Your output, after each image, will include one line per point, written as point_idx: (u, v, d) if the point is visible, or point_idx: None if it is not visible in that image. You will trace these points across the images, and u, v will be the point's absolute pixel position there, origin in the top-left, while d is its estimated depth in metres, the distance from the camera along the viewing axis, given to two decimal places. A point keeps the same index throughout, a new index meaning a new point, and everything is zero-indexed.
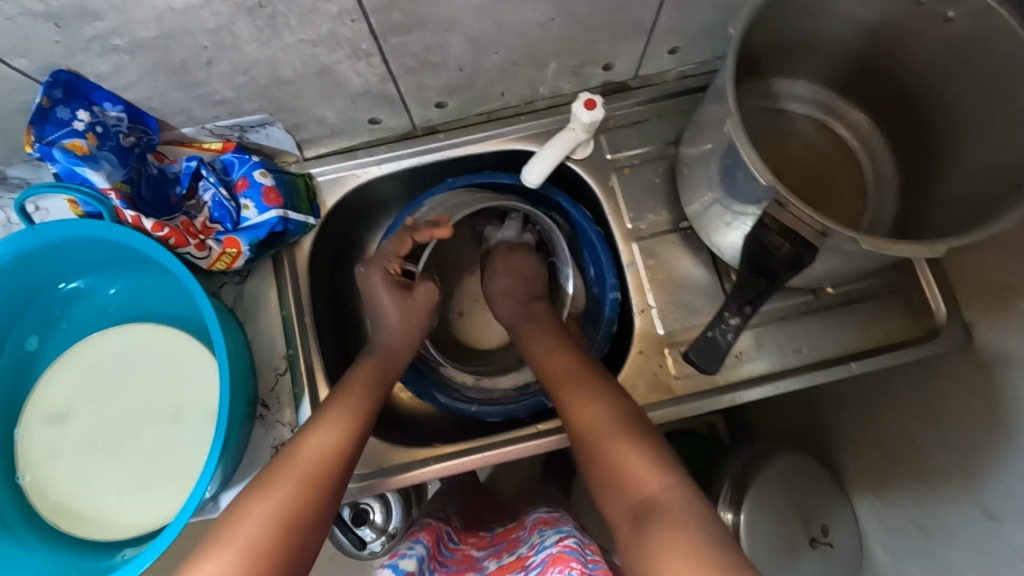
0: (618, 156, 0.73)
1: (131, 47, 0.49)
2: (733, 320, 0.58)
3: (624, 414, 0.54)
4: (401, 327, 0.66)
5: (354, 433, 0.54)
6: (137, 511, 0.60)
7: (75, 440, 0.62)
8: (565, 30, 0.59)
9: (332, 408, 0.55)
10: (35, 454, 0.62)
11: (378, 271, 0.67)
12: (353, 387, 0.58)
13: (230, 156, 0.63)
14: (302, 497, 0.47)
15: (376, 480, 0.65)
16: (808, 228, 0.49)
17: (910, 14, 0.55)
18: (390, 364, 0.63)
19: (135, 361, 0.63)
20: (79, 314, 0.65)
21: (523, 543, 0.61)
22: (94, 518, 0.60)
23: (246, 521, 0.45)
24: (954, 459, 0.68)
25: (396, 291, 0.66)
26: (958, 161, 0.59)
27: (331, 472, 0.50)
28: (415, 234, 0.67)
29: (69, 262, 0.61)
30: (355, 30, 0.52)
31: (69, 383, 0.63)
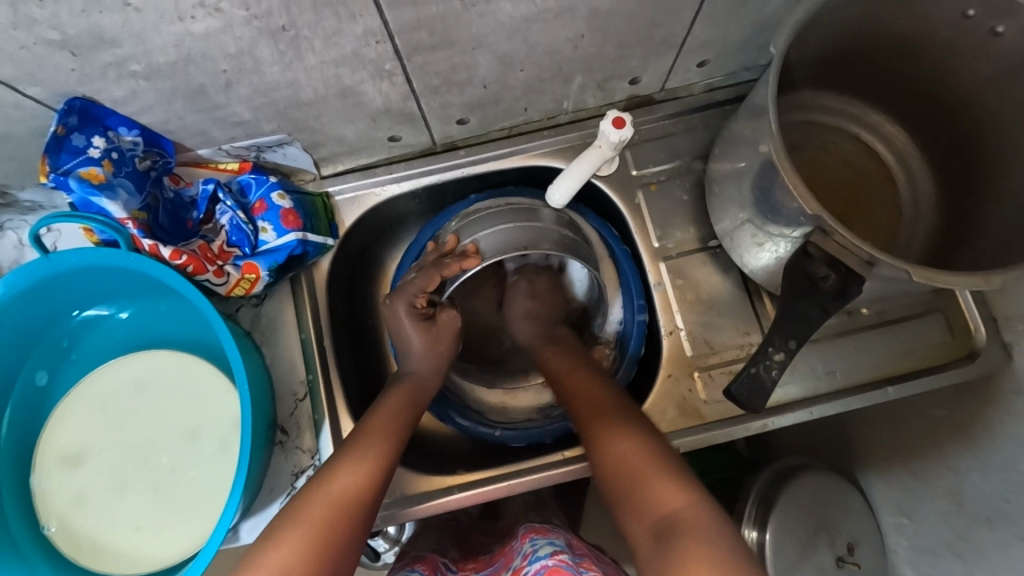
0: (643, 171, 0.71)
1: (148, 72, 0.47)
2: (778, 355, 0.51)
3: (654, 445, 0.52)
4: (427, 354, 0.65)
5: (387, 458, 0.52)
6: (159, 543, 0.58)
7: (90, 477, 0.60)
8: (595, 46, 0.58)
9: (365, 431, 0.54)
10: (50, 495, 0.60)
11: (404, 304, 0.65)
12: (387, 412, 0.57)
13: (248, 178, 0.61)
14: (331, 526, 0.46)
15: (397, 510, 0.63)
16: (855, 257, 0.48)
17: (955, 27, 0.54)
18: (423, 393, 0.62)
19: (147, 390, 0.61)
20: (89, 346, 0.64)
21: (516, 555, 0.59)
22: (116, 555, 0.58)
23: (280, 547, 0.44)
24: (992, 485, 0.66)
25: (422, 321, 0.65)
26: (1005, 180, 0.58)
27: (364, 498, 0.49)
28: (444, 270, 0.64)
29: (78, 291, 0.60)
30: (379, 50, 0.50)
31: (80, 419, 0.62)
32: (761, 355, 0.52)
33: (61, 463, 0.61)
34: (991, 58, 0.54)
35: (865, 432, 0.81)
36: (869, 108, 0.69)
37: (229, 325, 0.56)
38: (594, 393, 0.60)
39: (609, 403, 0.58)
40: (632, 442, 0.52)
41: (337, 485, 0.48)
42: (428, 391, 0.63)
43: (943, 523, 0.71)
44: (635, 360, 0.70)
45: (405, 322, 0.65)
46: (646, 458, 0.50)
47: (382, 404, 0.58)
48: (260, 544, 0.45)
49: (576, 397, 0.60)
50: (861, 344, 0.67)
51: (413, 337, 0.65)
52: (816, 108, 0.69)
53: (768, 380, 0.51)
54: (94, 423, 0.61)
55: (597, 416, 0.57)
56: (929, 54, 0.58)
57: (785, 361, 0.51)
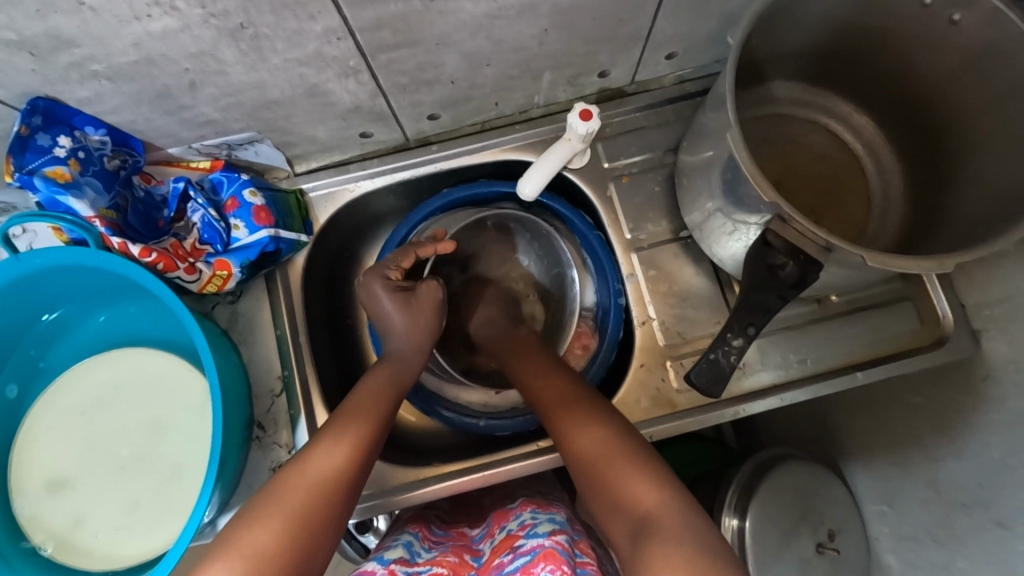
0: (616, 164, 0.71)
1: (111, 73, 0.47)
2: (736, 341, 0.52)
3: (622, 438, 0.51)
4: (409, 329, 0.62)
5: (371, 442, 0.51)
6: (145, 540, 0.59)
7: (66, 484, 0.61)
8: (560, 40, 0.58)
9: (349, 414, 0.53)
10: (32, 511, 0.60)
11: (379, 280, 0.63)
12: (368, 393, 0.56)
13: (219, 175, 0.62)
14: (310, 507, 0.45)
15: (380, 502, 0.64)
16: (812, 243, 0.48)
17: (915, 16, 0.54)
18: (404, 372, 0.60)
19: (118, 392, 0.62)
20: (60, 354, 0.64)
21: (511, 520, 0.60)
22: (104, 556, 0.59)
23: (259, 525, 0.43)
24: (967, 470, 0.66)
25: (398, 294, 0.63)
26: (972, 167, 0.58)
27: (348, 478, 0.48)
28: (419, 249, 0.67)
29: (47, 297, 0.61)
30: (342, 49, 0.50)
31: (54, 428, 0.62)
32: (719, 341, 0.53)
33: (35, 472, 0.61)
34: (951, 47, 0.55)
35: (846, 420, 0.82)
36: (837, 98, 0.69)
37: (200, 320, 0.57)
38: (564, 390, 0.58)
39: (580, 398, 0.57)
40: (600, 438, 0.51)
41: (316, 465, 0.47)
42: (412, 371, 0.61)
43: (922, 509, 0.71)
44: (614, 342, 0.70)
45: (381, 297, 0.62)
46: (615, 454, 0.49)
47: (364, 384, 0.57)
48: (235, 523, 0.44)
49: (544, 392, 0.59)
50: (833, 331, 0.68)
51: (390, 312, 0.62)
52: (786, 99, 0.70)
53: (726, 365, 0.52)
54: (66, 429, 0.62)
55: (564, 410, 0.56)
56: (892, 43, 0.58)
57: (743, 346, 0.52)
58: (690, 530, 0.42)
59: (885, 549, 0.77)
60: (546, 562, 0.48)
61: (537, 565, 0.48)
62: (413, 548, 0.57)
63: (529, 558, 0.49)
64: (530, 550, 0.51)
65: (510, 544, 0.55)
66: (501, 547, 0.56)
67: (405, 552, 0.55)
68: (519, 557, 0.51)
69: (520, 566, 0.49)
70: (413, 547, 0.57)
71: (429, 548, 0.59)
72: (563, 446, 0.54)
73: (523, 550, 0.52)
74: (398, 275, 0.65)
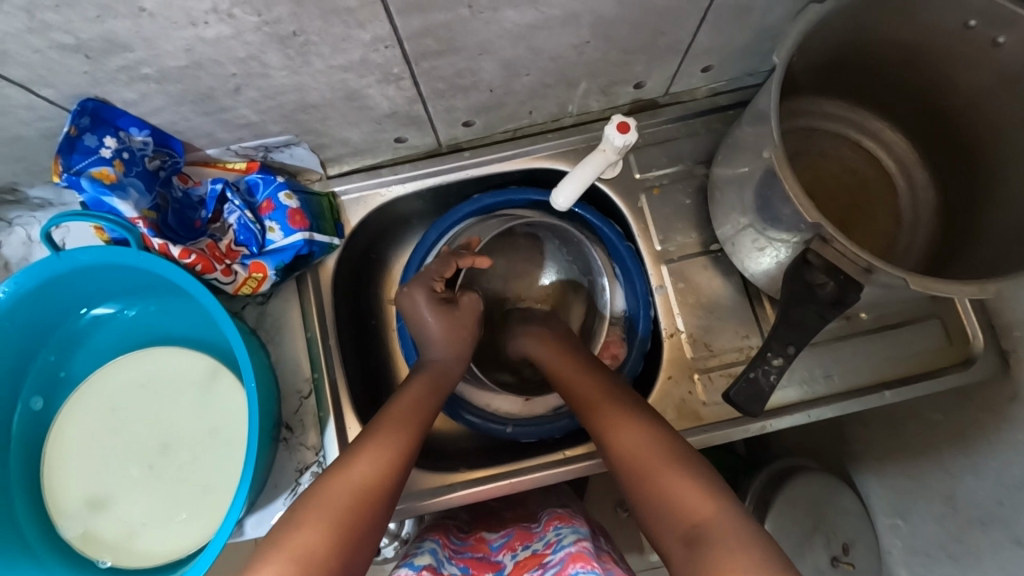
0: (646, 175, 0.71)
1: (160, 75, 0.48)
2: (776, 360, 0.52)
3: (666, 439, 0.51)
4: (447, 337, 0.64)
5: (410, 448, 0.52)
6: (186, 535, 0.59)
7: (95, 490, 0.61)
8: (599, 52, 0.58)
9: (387, 422, 0.53)
10: (72, 522, 0.60)
11: (423, 291, 0.65)
12: (407, 400, 0.57)
13: (255, 177, 0.62)
14: (351, 513, 0.46)
15: (405, 505, 0.64)
16: (852, 264, 0.49)
17: (956, 38, 0.55)
18: (446, 380, 0.62)
19: (138, 394, 0.62)
20: (80, 361, 0.64)
21: (536, 538, 0.60)
22: (150, 555, 0.59)
23: (302, 530, 0.44)
24: (988, 489, 0.66)
25: (442, 305, 0.65)
26: (1006, 187, 0.58)
27: (387, 486, 0.49)
28: (460, 259, 0.68)
29: (71, 301, 0.61)
30: (387, 56, 0.51)
31: (78, 437, 0.62)
32: (760, 360, 0.53)
33: (64, 485, 0.61)
34: (991, 68, 0.55)
35: (862, 434, 0.82)
36: (870, 115, 0.70)
37: (236, 321, 0.57)
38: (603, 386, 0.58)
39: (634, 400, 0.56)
40: (655, 443, 0.50)
41: (361, 469, 0.48)
42: (450, 377, 0.63)
43: (937, 525, 0.72)
44: (643, 349, 0.70)
45: (424, 310, 0.64)
46: (665, 457, 0.49)
47: (406, 392, 0.58)
48: (283, 525, 0.45)
49: (582, 388, 0.59)
50: (859, 349, 0.68)
51: (431, 323, 0.64)
52: (819, 114, 0.70)
53: (766, 384, 0.52)
54: (88, 436, 0.62)
55: (614, 406, 0.55)
56: (930, 61, 0.58)
57: (783, 366, 0.52)
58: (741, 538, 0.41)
59: (897, 563, 0.78)
60: (578, 561, 0.49)
61: (568, 568, 0.49)
62: (440, 557, 0.57)
63: (559, 565, 0.51)
64: (559, 560, 0.51)
65: (538, 561, 0.55)
66: (528, 564, 0.56)
67: (432, 560, 0.56)
68: (549, 570, 0.51)
69: (551, 575, 0.50)
70: (439, 555, 0.58)
71: (451, 557, 0.60)
72: (603, 446, 0.53)
73: (552, 562, 0.52)
74: (442, 287, 0.67)
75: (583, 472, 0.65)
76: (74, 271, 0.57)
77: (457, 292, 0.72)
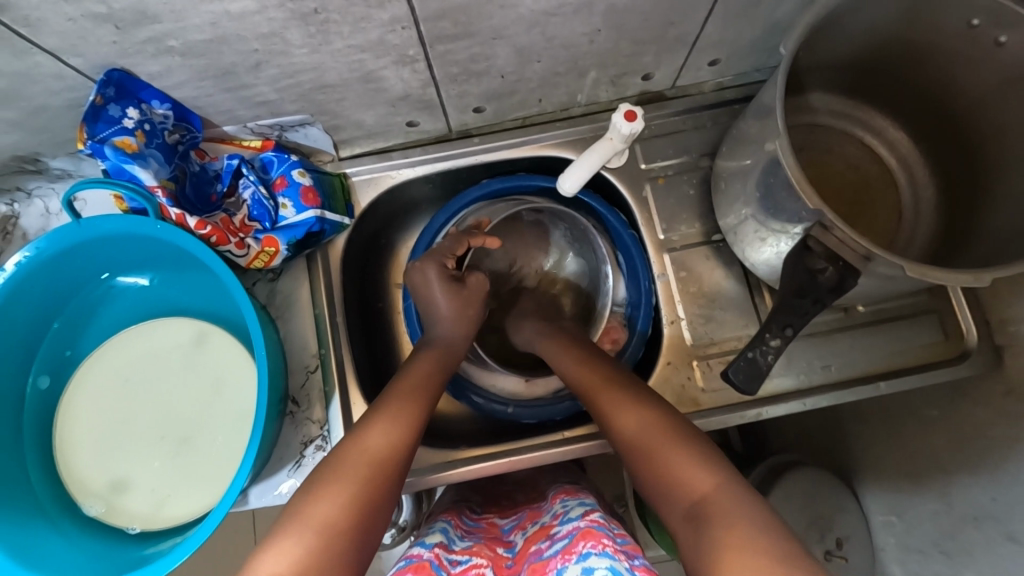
0: (652, 166, 0.73)
1: (184, 49, 0.49)
2: (773, 341, 0.53)
3: (664, 416, 0.51)
4: (455, 319, 0.66)
5: (417, 420, 0.54)
6: (200, 497, 0.61)
7: (107, 463, 0.63)
8: (611, 42, 0.60)
9: (395, 398, 0.55)
10: (88, 492, 0.62)
11: (434, 266, 0.66)
12: (414, 376, 0.59)
13: (270, 155, 0.64)
14: (370, 483, 0.47)
15: (412, 480, 0.66)
16: (853, 251, 0.50)
17: (959, 38, 0.56)
18: (448, 360, 0.63)
19: (143, 365, 0.64)
20: (87, 339, 0.66)
21: (545, 513, 0.62)
22: (167, 518, 0.61)
23: (324, 501, 0.45)
24: (979, 485, 0.67)
25: (451, 284, 0.66)
26: (1008, 186, 0.59)
27: (400, 458, 0.50)
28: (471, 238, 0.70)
29: (85, 273, 0.63)
30: (403, 37, 0.52)
31: (86, 412, 0.64)
32: (758, 340, 0.54)
33: (75, 459, 0.63)
34: (994, 68, 0.56)
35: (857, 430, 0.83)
36: (875, 113, 0.71)
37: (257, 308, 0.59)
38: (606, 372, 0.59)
39: (642, 390, 0.56)
40: (653, 423, 0.51)
41: (371, 443, 0.50)
42: (458, 352, 0.65)
43: (931, 522, 0.72)
44: (642, 339, 0.72)
45: (434, 286, 0.66)
46: (671, 438, 0.49)
47: (412, 368, 0.60)
48: (301, 499, 0.46)
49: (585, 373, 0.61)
50: (858, 341, 0.69)
51: (442, 302, 0.66)
52: (824, 113, 0.71)
53: (764, 364, 0.53)
54: (95, 410, 0.64)
55: (614, 391, 0.56)
56: (935, 60, 0.60)
57: (780, 347, 0.53)
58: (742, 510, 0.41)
59: (891, 560, 0.78)
60: (587, 539, 0.50)
61: (578, 544, 0.50)
62: (450, 535, 0.59)
63: (568, 540, 0.52)
64: (568, 534, 0.53)
65: (546, 533, 0.57)
66: (537, 538, 0.57)
67: (444, 539, 0.58)
68: (558, 542, 0.53)
69: (561, 548, 0.51)
70: (450, 534, 0.60)
71: (463, 535, 0.61)
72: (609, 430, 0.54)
73: (561, 535, 0.54)
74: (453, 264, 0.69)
75: (582, 453, 0.67)
76: (89, 241, 0.59)
77: (466, 271, 0.73)
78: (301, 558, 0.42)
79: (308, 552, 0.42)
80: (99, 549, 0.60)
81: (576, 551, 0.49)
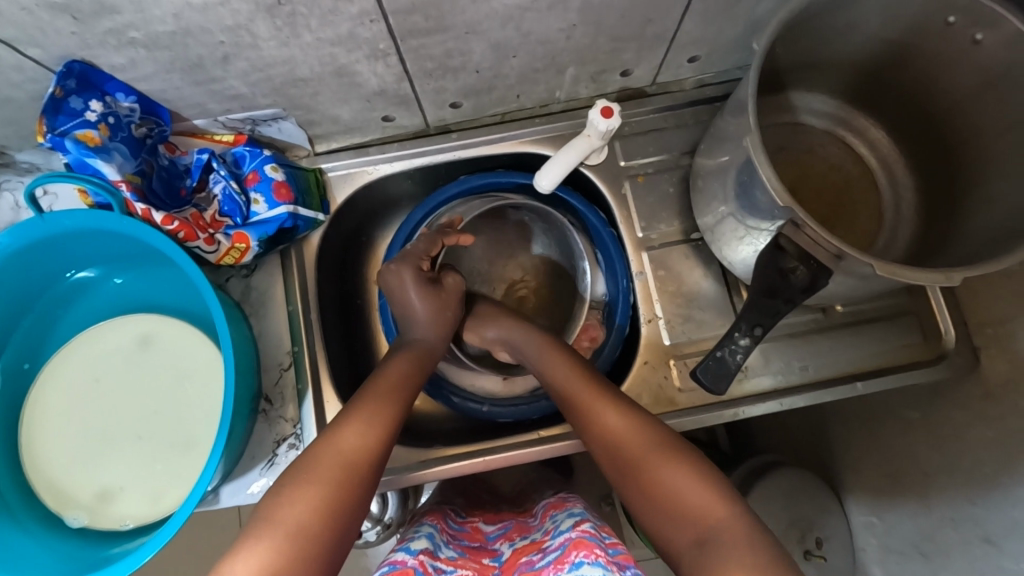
0: (631, 163, 0.72)
1: (147, 41, 0.48)
2: (744, 340, 0.54)
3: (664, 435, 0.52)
4: (433, 321, 0.65)
5: (393, 420, 0.53)
6: (177, 491, 0.60)
7: (79, 464, 0.62)
8: (588, 37, 0.59)
9: (369, 398, 0.54)
10: (62, 495, 0.61)
11: (411, 268, 0.66)
12: (392, 376, 0.58)
13: (242, 150, 0.63)
14: (341, 486, 0.47)
15: (394, 478, 0.66)
16: (824, 251, 0.49)
17: (938, 36, 0.55)
18: (426, 357, 0.62)
19: (112, 363, 0.63)
20: (55, 339, 0.65)
21: (535, 529, 0.62)
22: (146, 515, 0.60)
23: (294, 504, 0.44)
24: (957, 486, 0.66)
25: (428, 286, 0.66)
26: (987, 187, 0.59)
27: (372, 461, 0.50)
28: (445, 238, 0.70)
29: (54, 266, 0.62)
30: (374, 31, 0.51)
31: (53, 413, 0.63)
32: (727, 339, 0.55)
33: (46, 463, 0.62)
34: (974, 67, 0.55)
35: (840, 433, 0.82)
36: (857, 113, 0.70)
37: (218, 292, 0.57)
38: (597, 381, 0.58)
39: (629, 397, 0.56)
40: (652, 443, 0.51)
41: (344, 444, 0.49)
42: (435, 356, 0.64)
43: (912, 522, 0.72)
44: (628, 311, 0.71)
45: (411, 290, 0.65)
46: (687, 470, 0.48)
47: (388, 370, 0.59)
48: (272, 501, 0.45)
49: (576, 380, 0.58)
50: (836, 341, 0.69)
51: (418, 305, 0.65)
52: (805, 112, 0.71)
53: (732, 364, 0.55)
54: (64, 409, 0.63)
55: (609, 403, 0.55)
56: (916, 61, 0.59)
57: (750, 346, 0.54)
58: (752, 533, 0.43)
59: (872, 560, 0.78)
60: (579, 548, 0.49)
61: (571, 554, 0.49)
62: (436, 542, 0.58)
63: (561, 551, 0.51)
64: (560, 544, 0.52)
65: (538, 547, 0.56)
66: (527, 551, 0.57)
67: (429, 544, 0.57)
68: (550, 553, 0.52)
69: (553, 559, 0.51)
70: (435, 539, 0.59)
71: (449, 542, 0.60)
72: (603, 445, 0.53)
73: (553, 547, 0.53)
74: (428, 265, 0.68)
75: (557, 452, 0.66)
76: (56, 235, 0.58)
77: (442, 270, 0.73)
78: (273, 562, 0.41)
79: (277, 557, 0.41)
80: (76, 550, 0.59)
81: (569, 560, 0.49)
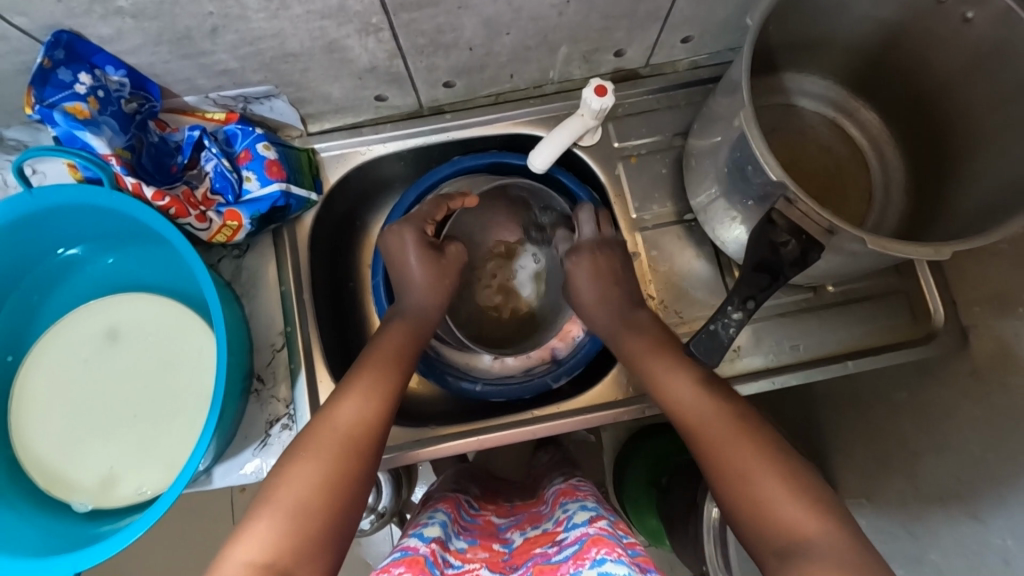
0: (625, 144, 0.72)
1: (135, 10, 0.48)
2: (736, 313, 0.53)
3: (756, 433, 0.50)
4: (430, 289, 0.64)
5: (391, 392, 0.53)
6: (170, 467, 0.60)
7: (68, 446, 0.62)
8: (581, 15, 0.59)
9: (365, 371, 0.54)
10: (52, 477, 0.61)
11: (413, 231, 0.65)
12: (386, 349, 0.57)
13: (234, 127, 0.62)
14: (341, 462, 0.47)
15: (394, 455, 0.66)
16: (815, 225, 0.50)
17: (929, 13, 0.56)
18: (421, 327, 0.62)
19: (100, 343, 0.63)
20: (44, 319, 0.65)
21: (547, 518, 0.62)
22: (139, 490, 0.60)
23: (293, 483, 0.45)
24: (944, 465, 0.66)
25: (429, 252, 0.65)
26: (978, 164, 0.59)
27: (371, 434, 0.50)
28: (450, 202, 0.69)
29: (42, 244, 0.61)
30: (365, 3, 0.51)
31: (39, 395, 0.62)
32: (720, 313, 0.54)
33: (34, 445, 0.62)
34: (964, 44, 0.56)
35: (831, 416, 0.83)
36: (848, 95, 0.71)
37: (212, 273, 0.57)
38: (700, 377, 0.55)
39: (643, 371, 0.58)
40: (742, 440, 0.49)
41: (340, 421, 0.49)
42: (430, 325, 0.64)
43: (899, 502, 0.71)
44: None
45: (411, 254, 0.64)
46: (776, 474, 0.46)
47: (383, 343, 0.58)
48: (272, 480, 0.46)
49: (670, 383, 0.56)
50: (825, 321, 0.69)
51: (415, 268, 0.64)
52: (798, 93, 0.71)
53: (726, 337, 0.54)
54: (50, 391, 0.63)
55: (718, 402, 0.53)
56: (907, 39, 0.59)
57: (742, 319, 0.53)
58: (799, 498, 0.45)
59: None
60: (599, 546, 0.49)
61: (590, 550, 0.49)
62: (448, 531, 0.58)
63: (579, 547, 0.50)
64: (577, 539, 0.52)
65: (551, 538, 0.56)
66: (539, 541, 0.57)
67: (441, 533, 0.57)
68: (566, 548, 0.52)
69: (571, 554, 0.50)
70: (448, 528, 0.59)
71: (460, 532, 0.60)
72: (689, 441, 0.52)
73: (569, 541, 0.53)
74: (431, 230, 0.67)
75: (554, 431, 0.67)
76: (43, 212, 0.57)
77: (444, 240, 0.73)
78: (276, 540, 0.42)
79: (279, 536, 0.42)
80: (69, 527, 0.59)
81: (589, 557, 0.48)
